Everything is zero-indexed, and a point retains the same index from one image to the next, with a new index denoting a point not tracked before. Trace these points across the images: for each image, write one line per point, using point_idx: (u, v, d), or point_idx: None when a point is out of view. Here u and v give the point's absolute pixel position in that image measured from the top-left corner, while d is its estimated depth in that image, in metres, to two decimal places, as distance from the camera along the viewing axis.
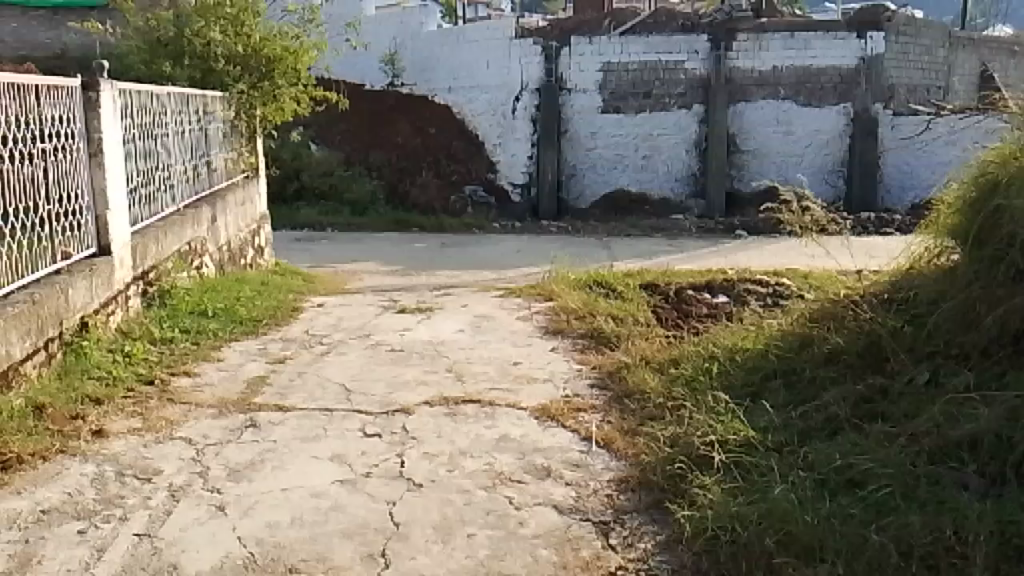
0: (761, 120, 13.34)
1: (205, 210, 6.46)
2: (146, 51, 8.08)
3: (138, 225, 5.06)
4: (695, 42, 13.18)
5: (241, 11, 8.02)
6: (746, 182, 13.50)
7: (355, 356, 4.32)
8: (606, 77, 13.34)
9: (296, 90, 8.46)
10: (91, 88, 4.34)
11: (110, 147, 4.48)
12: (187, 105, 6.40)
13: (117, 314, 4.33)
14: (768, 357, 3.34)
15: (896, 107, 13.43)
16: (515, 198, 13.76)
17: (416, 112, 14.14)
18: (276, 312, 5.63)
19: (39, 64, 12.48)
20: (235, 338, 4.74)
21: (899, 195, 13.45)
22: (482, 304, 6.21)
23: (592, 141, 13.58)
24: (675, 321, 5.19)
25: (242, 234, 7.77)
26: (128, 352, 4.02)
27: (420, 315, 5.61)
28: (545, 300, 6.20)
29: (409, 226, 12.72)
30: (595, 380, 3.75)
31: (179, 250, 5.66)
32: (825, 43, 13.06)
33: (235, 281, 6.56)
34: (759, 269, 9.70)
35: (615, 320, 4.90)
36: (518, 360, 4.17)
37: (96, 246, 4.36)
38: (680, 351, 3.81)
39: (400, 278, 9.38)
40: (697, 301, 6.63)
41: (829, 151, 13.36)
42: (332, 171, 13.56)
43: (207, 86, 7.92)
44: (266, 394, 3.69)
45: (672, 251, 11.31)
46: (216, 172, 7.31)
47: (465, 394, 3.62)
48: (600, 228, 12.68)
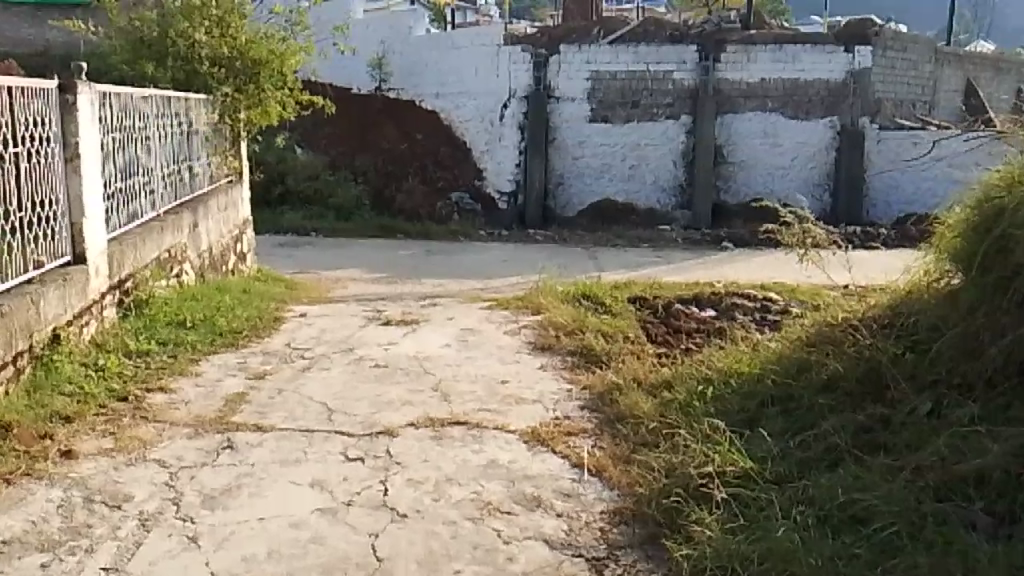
0: (748, 131, 13.33)
1: (186, 216, 6.31)
2: (129, 51, 7.92)
3: (115, 232, 4.90)
4: (684, 53, 13.13)
5: (228, 13, 7.88)
6: (733, 194, 13.50)
7: (338, 372, 4.20)
8: (594, 86, 13.29)
9: (282, 94, 8.30)
10: (68, 90, 4.16)
11: (87, 151, 4.33)
12: (169, 108, 6.25)
13: (92, 325, 4.19)
14: (765, 382, 3.25)
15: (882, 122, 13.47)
16: (501, 205, 13.66)
17: (403, 117, 14.03)
18: (258, 323, 5.48)
19: (21, 61, 12.27)
20: (214, 350, 4.60)
21: (884, 209, 13.48)
22: (469, 316, 6.10)
23: (579, 150, 13.52)
24: (666, 339, 5.09)
25: (225, 240, 7.62)
26: (102, 366, 3.88)
27: (405, 328, 5.49)
28: (533, 313, 6.10)
29: (394, 232, 12.59)
30: (585, 401, 3.64)
31: (158, 257, 5.51)
32: (813, 56, 13.06)
33: (216, 289, 6.42)
34: (747, 283, 9.66)
35: (605, 337, 4.80)
36: (507, 379, 4.06)
37: (71, 255, 4.20)
38: (672, 373, 3.72)
39: (384, 286, 9.26)
40: (687, 316, 6.55)
41: (816, 165, 13.37)
42: (317, 175, 13.40)
43: (191, 88, 7.74)
44: (245, 412, 3.56)
45: (659, 262, 11.26)
46: (199, 176, 7.15)
47: (451, 415, 3.50)
48: (587, 237, 12.62)
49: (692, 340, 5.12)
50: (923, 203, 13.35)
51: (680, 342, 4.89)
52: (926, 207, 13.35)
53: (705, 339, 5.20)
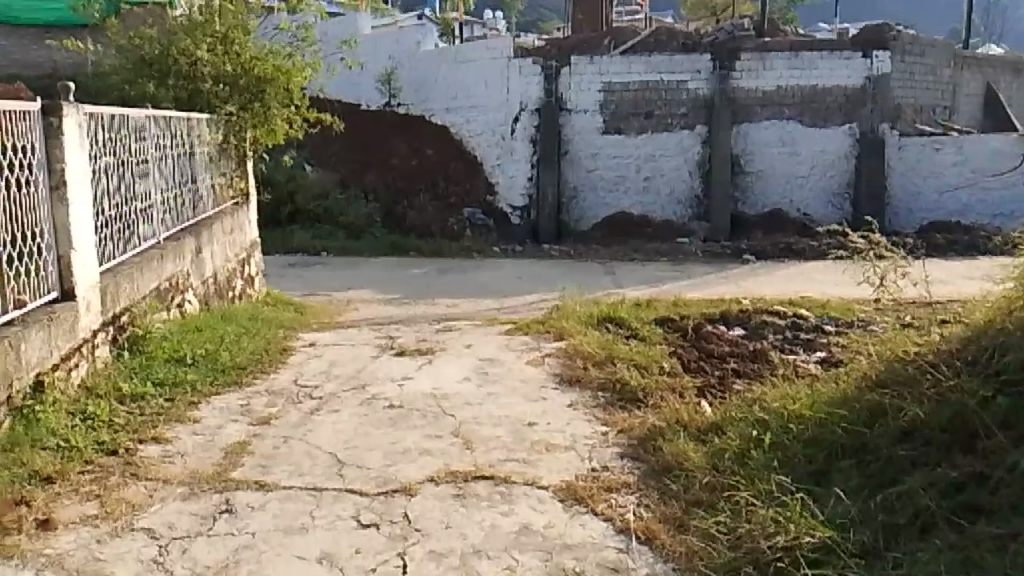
0: (765, 140, 12.96)
1: (188, 241, 6.00)
2: (131, 72, 7.71)
3: (110, 262, 4.60)
4: (699, 62, 12.80)
5: (231, 29, 7.63)
6: (751, 204, 13.16)
7: (348, 415, 3.83)
8: (606, 97, 12.95)
9: (288, 112, 7.94)
10: (52, 113, 3.85)
11: (74, 178, 4.01)
12: (169, 129, 5.96)
13: (81, 368, 3.85)
14: (834, 429, 2.89)
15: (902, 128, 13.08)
16: (514, 220, 13.32)
17: (413, 134, 13.75)
18: (265, 357, 5.12)
19: (27, 83, 12.05)
20: (214, 390, 4.25)
21: (907, 217, 13.04)
22: (486, 343, 5.72)
23: (593, 163, 13.17)
24: (709, 375, 4.70)
25: (231, 264, 7.30)
26: (91, 414, 3.54)
27: (420, 359, 5.10)
28: (555, 339, 5.73)
29: (406, 250, 12.23)
30: (624, 448, 3.27)
31: (157, 288, 5.18)
32: (829, 63, 12.70)
33: (220, 318, 6.09)
34: (775, 298, 9.28)
35: (639, 368, 4.42)
36: (534, 420, 3.68)
37: (58, 290, 3.87)
38: (722, 412, 3.36)
39: (396, 308, 8.91)
40: (722, 342, 6.16)
41: (835, 173, 12.96)
42: (327, 194, 13.07)
43: (193, 107, 7.47)
44: (246, 467, 3.20)
45: (681, 277, 10.89)
46: (202, 199, 6.84)
47: (475, 467, 3.13)
48: (603, 251, 12.23)
49: (737, 376, 4.72)
50: (946, 211, 12.92)
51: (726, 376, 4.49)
52: (948, 215, 12.93)
53: (749, 373, 4.81)
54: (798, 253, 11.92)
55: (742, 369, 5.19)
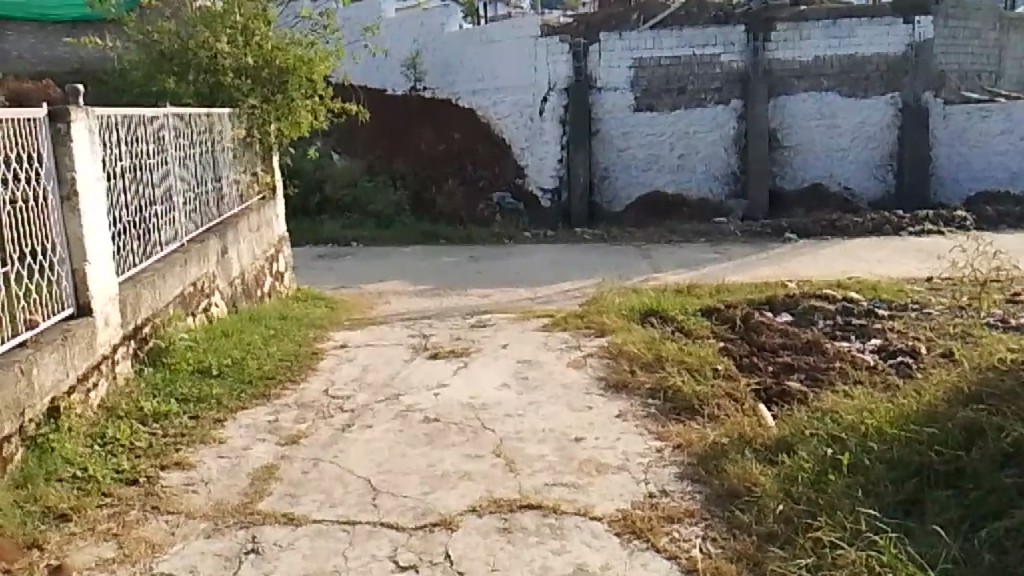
0: (803, 113, 12.46)
1: (213, 242, 5.80)
2: (151, 67, 7.49)
3: (129, 271, 4.40)
4: (732, 34, 12.35)
5: (251, 19, 7.42)
6: (790, 180, 12.66)
7: (381, 431, 3.58)
8: (637, 73, 12.55)
9: (312, 103, 7.71)
10: (59, 119, 3.63)
11: (87, 187, 3.79)
12: (189, 126, 5.75)
13: (101, 387, 3.66)
14: (926, 454, 2.62)
15: (947, 96, 12.43)
16: (545, 204, 12.97)
17: (440, 118, 13.46)
18: (293, 363, 4.91)
19: (55, 80, 11.94)
20: (241, 403, 4.04)
21: (953, 188, 12.46)
22: (522, 342, 5.43)
23: (625, 142, 12.77)
24: (766, 380, 4.38)
25: (259, 262, 7.10)
26: (110, 439, 3.34)
27: (455, 363, 4.84)
28: (596, 335, 5.44)
29: (436, 238, 11.94)
30: (684, 469, 3.00)
31: (181, 294, 4.98)
32: (869, 30, 12.16)
33: (249, 321, 5.90)
34: (822, 280, 8.91)
35: (692, 371, 4.12)
36: (580, 435, 3.41)
37: (74, 306, 3.68)
38: (791, 426, 3.07)
39: (429, 300, 8.67)
40: (773, 336, 5.84)
41: (877, 144, 12.42)
42: (354, 182, 12.83)
43: (215, 103, 7.24)
44: (274, 497, 2.97)
45: (721, 258, 10.51)
46: (227, 197, 6.65)
47: (520, 494, 2.86)
48: (638, 234, 11.85)
49: (798, 383, 4.39)
50: (994, 180, 12.35)
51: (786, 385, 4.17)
52: (998, 184, 12.35)
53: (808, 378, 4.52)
54: (841, 230, 11.46)
55: (800, 376, 4.85)
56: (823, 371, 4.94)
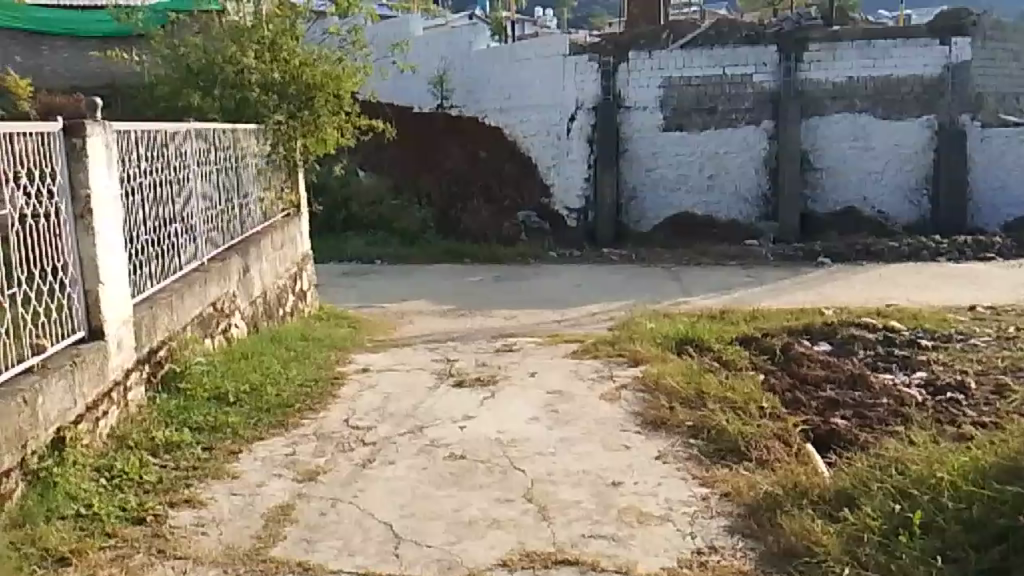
0: (836, 134, 12.16)
1: (235, 260, 5.64)
2: (179, 82, 7.41)
3: (145, 292, 4.24)
4: (763, 54, 12.09)
5: (279, 34, 7.31)
6: (822, 203, 12.33)
7: (405, 468, 3.36)
8: (666, 93, 12.35)
9: (338, 119, 7.57)
10: (74, 133, 3.47)
11: (101, 205, 3.62)
12: (212, 142, 5.63)
13: (111, 416, 3.49)
14: (1012, 517, 2.38)
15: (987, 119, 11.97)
16: (571, 223, 12.75)
17: (466, 136, 13.31)
18: (314, 389, 4.71)
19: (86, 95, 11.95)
20: (258, 434, 3.83)
21: (991, 215, 11.99)
22: (551, 370, 5.19)
23: (653, 162, 12.55)
24: (815, 422, 4.12)
25: (281, 281, 6.95)
26: (118, 472, 3.15)
27: (482, 392, 4.61)
28: (630, 364, 5.21)
29: (461, 256, 11.73)
30: (735, 520, 2.78)
31: (200, 315, 4.81)
32: (904, 51, 11.86)
33: (270, 342, 5.73)
34: (860, 308, 8.60)
35: (736, 409, 3.88)
36: (618, 479, 3.18)
37: (85, 329, 3.51)
38: (851, 476, 2.83)
39: (452, 321, 8.46)
40: (815, 369, 5.56)
41: (911, 168, 12.08)
42: (380, 200, 12.70)
43: (242, 119, 7.08)
44: (288, 541, 2.76)
45: (752, 282, 10.23)
46: (251, 214, 6.51)
47: (555, 547, 2.63)
48: (667, 255, 11.58)
49: (847, 425, 4.13)
50: None
51: (837, 431, 3.92)
52: None
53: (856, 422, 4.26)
54: (877, 255, 11.13)
55: (848, 416, 4.59)
56: (872, 413, 4.67)
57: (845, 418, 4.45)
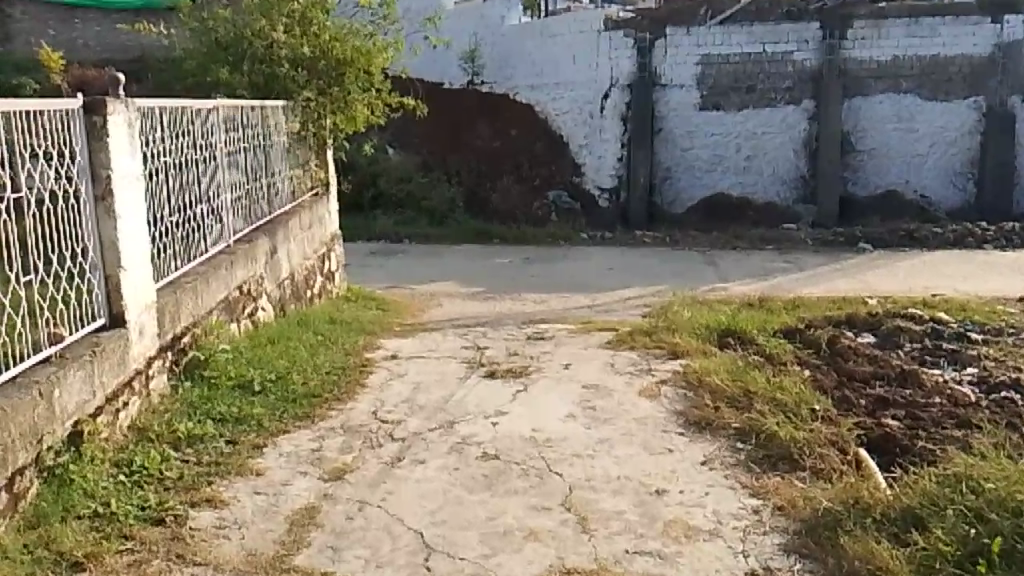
0: (881, 115, 11.73)
1: (262, 241, 5.50)
2: (206, 56, 7.24)
3: (168, 276, 4.11)
4: (806, 31, 11.66)
5: (308, 7, 7.07)
6: (863, 187, 11.93)
7: (435, 468, 3.20)
8: (704, 71, 11.98)
9: (369, 96, 7.38)
10: (95, 111, 3.31)
11: (123, 186, 3.47)
12: (240, 119, 5.47)
13: (131, 407, 3.38)
14: None
15: None
16: (603, 204, 12.47)
17: (497, 113, 13.02)
18: (341, 376, 4.56)
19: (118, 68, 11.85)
20: (283, 427, 3.69)
21: None
22: (586, 361, 4.99)
23: (688, 142, 12.22)
24: (868, 424, 3.89)
25: (309, 262, 6.81)
26: (138, 468, 3.03)
27: (514, 385, 4.42)
28: (669, 357, 5.00)
29: (490, 236, 11.51)
30: (790, 536, 2.59)
31: (225, 299, 4.68)
32: (953, 30, 11.39)
33: (297, 326, 5.60)
34: (904, 298, 8.27)
35: (786, 412, 3.67)
36: (662, 487, 2.99)
37: (106, 316, 3.38)
38: (918, 493, 2.62)
39: (482, 304, 8.29)
40: (863, 364, 5.31)
41: (956, 150, 11.68)
42: (409, 178, 12.51)
43: (270, 94, 7.00)
44: (314, 549, 2.61)
45: (791, 268, 9.91)
46: (279, 193, 6.37)
47: (597, 564, 2.46)
48: (701, 238, 11.28)
49: (902, 429, 3.90)
50: None
51: (893, 436, 3.69)
52: None
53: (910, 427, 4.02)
54: (920, 241, 10.74)
55: (901, 418, 4.36)
56: (926, 414, 4.43)
57: (898, 421, 4.22)
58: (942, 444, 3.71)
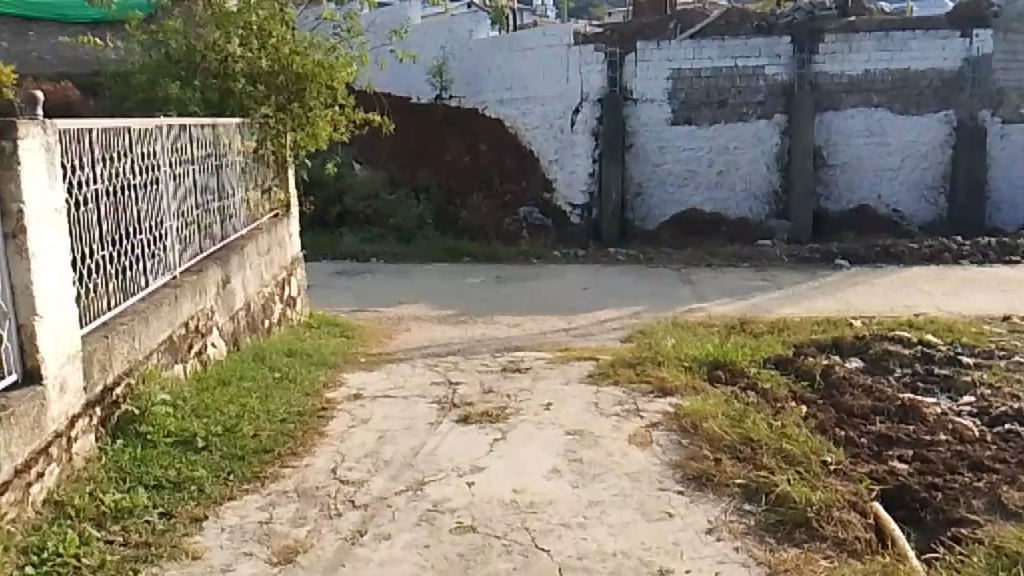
0: (853, 130, 11.56)
1: (213, 271, 5.04)
2: (156, 71, 6.74)
3: (97, 318, 3.65)
4: (777, 45, 11.46)
5: (267, 19, 6.62)
6: (836, 202, 11.70)
7: (403, 545, 2.81)
8: (675, 85, 11.70)
9: (332, 112, 6.97)
10: (3, 135, 2.86)
11: (38, 220, 3.01)
12: (186, 138, 5.01)
13: (49, 477, 2.94)
14: None
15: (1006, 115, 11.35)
16: (574, 220, 12.12)
17: (466, 128, 12.64)
18: (296, 423, 4.11)
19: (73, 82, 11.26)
20: (226, 493, 3.25)
21: (1009, 215, 11.46)
22: (568, 401, 4.57)
23: (660, 157, 11.92)
24: (882, 472, 3.56)
25: (267, 289, 6.33)
26: (50, 557, 2.60)
27: (492, 432, 3.99)
28: (656, 395, 4.62)
29: (460, 254, 11.09)
30: None
31: (169, 339, 4.21)
32: (924, 43, 11.23)
33: (252, 363, 5.13)
34: (889, 319, 7.98)
35: (795, 468, 3.31)
36: (665, 565, 2.64)
37: (20, 372, 2.93)
38: None
39: (452, 329, 7.85)
40: (861, 397, 4.96)
41: (928, 164, 11.48)
42: (376, 195, 12.06)
43: (224, 112, 6.52)
44: None
45: (769, 286, 9.63)
46: (233, 217, 5.89)
47: None
48: (677, 255, 10.96)
49: (916, 477, 3.57)
50: None
51: (910, 488, 3.39)
52: None
53: (925, 476, 3.68)
54: (897, 257, 10.51)
55: (909, 460, 4.01)
56: (934, 455, 4.09)
57: (909, 466, 3.88)
58: (964, 496, 3.38)
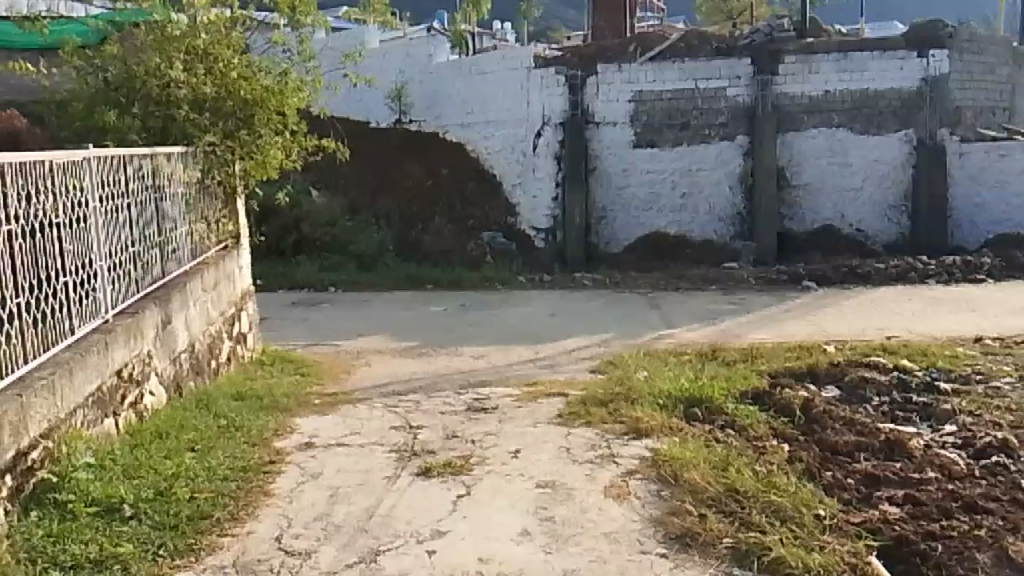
0: (814, 150, 11.48)
1: (151, 311, 4.65)
2: (94, 97, 6.36)
3: (10, 374, 3.26)
4: (737, 66, 11.37)
5: (214, 43, 6.24)
6: (800, 221, 11.61)
7: None
8: (637, 108, 11.55)
9: (284, 140, 6.62)
10: None
11: None
12: (120, 170, 4.63)
13: None
14: None
15: (964, 133, 11.50)
16: (539, 244, 11.86)
17: (426, 153, 12.41)
18: (240, 480, 3.72)
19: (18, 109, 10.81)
20: (152, 572, 2.87)
21: (970, 232, 11.46)
22: (538, 446, 4.25)
23: (624, 180, 11.74)
24: (877, 521, 3.32)
25: (214, 326, 5.93)
26: None
27: (455, 487, 3.65)
28: (631, 437, 4.34)
29: (421, 282, 10.73)
30: None
31: (98, 392, 3.81)
32: (881, 64, 11.22)
33: (195, 410, 4.74)
34: (862, 343, 7.82)
35: (786, 525, 3.05)
36: None
37: None
38: None
39: (413, 363, 7.50)
40: (843, 432, 4.72)
41: (890, 183, 11.43)
42: (334, 221, 11.61)
43: (167, 140, 6.17)
44: None
45: (739, 310, 9.44)
46: (175, 251, 5.52)
47: None
48: (643, 279, 10.74)
49: (913, 524, 3.32)
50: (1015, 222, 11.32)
51: (908, 539, 3.15)
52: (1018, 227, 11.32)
53: (921, 522, 3.43)
54: (863, 276, 10.40)
55: (901, 502, 3.76)
56: (925, 494, 3.83)
57: (903, 511, 3.63)
58: (967, 548, 3.14)
